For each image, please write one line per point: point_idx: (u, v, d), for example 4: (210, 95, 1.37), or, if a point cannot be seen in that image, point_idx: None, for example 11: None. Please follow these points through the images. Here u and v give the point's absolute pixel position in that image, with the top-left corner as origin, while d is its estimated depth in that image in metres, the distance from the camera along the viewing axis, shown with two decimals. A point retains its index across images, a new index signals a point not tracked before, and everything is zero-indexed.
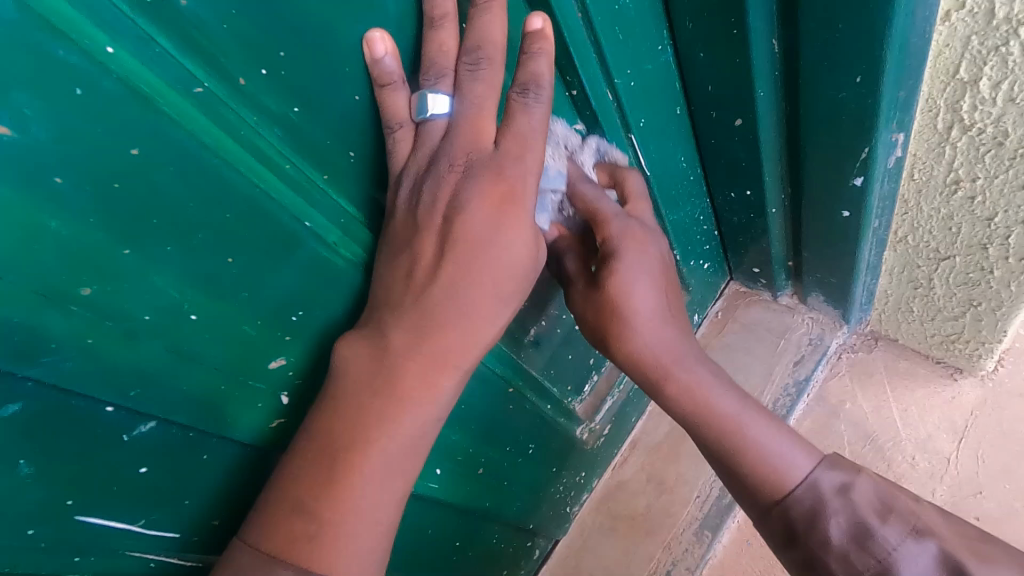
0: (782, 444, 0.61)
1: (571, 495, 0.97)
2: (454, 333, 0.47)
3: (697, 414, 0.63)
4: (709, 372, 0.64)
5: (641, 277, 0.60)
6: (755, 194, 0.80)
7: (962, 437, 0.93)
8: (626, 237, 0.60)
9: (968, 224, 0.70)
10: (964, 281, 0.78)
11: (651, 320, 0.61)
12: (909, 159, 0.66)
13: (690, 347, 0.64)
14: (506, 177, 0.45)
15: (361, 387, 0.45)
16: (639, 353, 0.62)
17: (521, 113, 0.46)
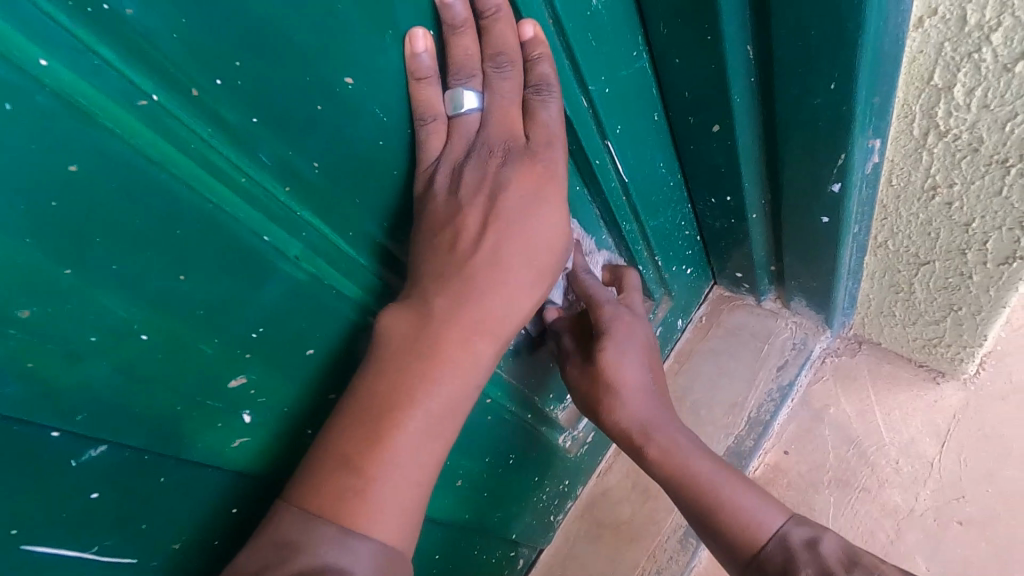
0: (753, 501, 0.63)
1: (555, 504, 0.96)
2: (496, 297, 0.49)
3: (675, 476, 0.66)
4: (685, 435, 0.68)
5: (630, 357, 0.67)
6: (735, 199, 0.79)
7: (945, 440, 0.93)
8: (620, 322, 0.66)
9: (947, 229, 0.69)
10: (944, 285, 0.78)
11: (638, 389, 0.67)
12: (886, 165, 0.66)
13: (666, 407, 0.69)
14: (540, 162, 0.50)
15: (403, 351, 0.47)
16: (626, 422, 0.67)
17: (539, 110, 0.50)
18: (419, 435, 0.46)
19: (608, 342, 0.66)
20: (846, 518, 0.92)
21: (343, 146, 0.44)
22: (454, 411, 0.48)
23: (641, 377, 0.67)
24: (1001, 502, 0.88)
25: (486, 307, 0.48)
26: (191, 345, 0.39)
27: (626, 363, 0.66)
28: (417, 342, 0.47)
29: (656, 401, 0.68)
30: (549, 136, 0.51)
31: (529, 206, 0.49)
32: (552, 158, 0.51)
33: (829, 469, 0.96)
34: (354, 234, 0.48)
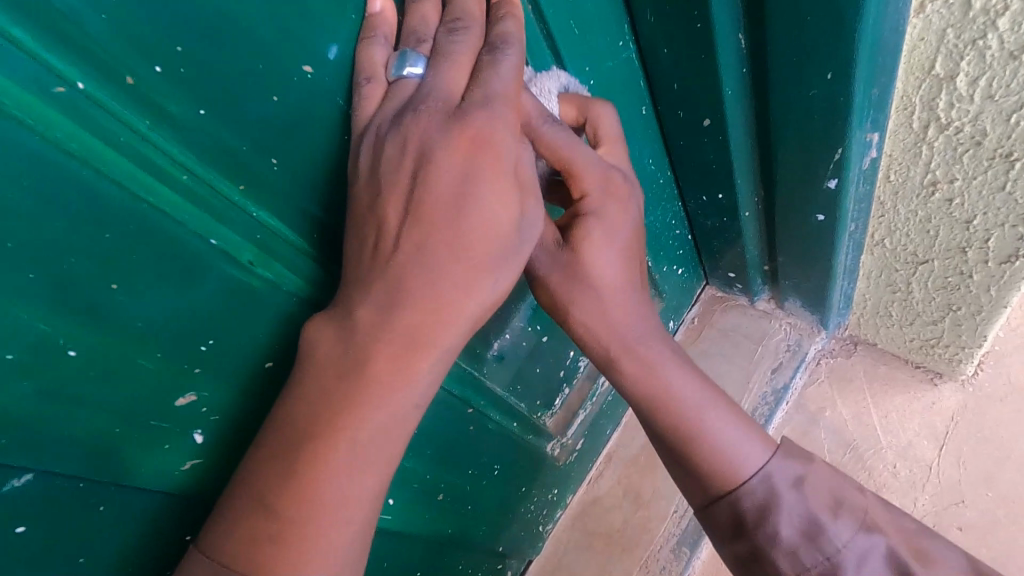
0: (734, 433, 0.53)
1: (544, 513, 0.92)
2: (431, 302, 0.40)
3: (648, 400, 0.54)
4: (671, 355, 0.55)
5: (611, 245, 0.51)
6: (727, 197, 0.76)
7: (943, 444, 0.91)
8: (604, 192, 0.51)
9: (947, 226, 0.67)
10: (942, 285, 0.75)
11: (618, 289, 0.52)
12: (885, 160, 0.63)
13: (649, 320, 0.55)
14: (473, 125, 0.39)
15: (327, 365, 0.40)
16: (598, 335, 0.54)
17: (488, 68, 0.41)
18: (334, 467, 0.39)
19: (588, 219, 0.50)
20: None
21: (303, 142, 0.40)
22: (382, 436, 0.40)
23: (619, 273, 0.52)
24: (1002, 507, 0.85)
25: (416, 315, 0.40)
26: (128, 358, 0.36)
27: (603, 255, 0.51)
28: (335, 362, 0.40)
29: (637, 309, 0.54)
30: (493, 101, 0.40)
31: (465, 192, 0.40)
32: (493, 131, 0.40)
33: None
34: (318, 236, 0.45)
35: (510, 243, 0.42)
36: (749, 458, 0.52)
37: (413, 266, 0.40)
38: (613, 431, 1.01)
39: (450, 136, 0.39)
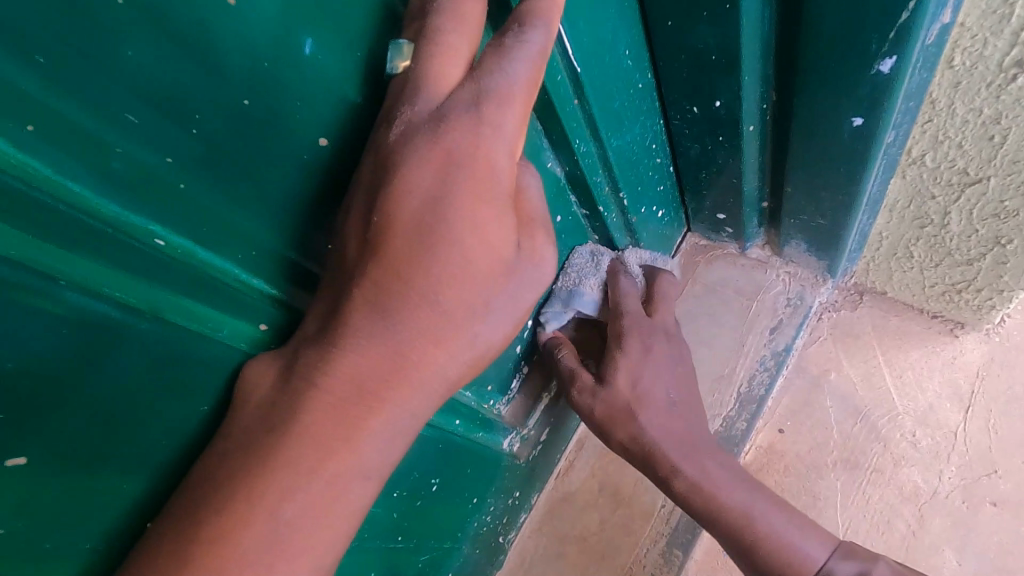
0: (793, 532, 0.58)
1: (504, 523, 0.74)
2: (397, 349, 0.36)
3: (705, 509, 0.60)
4: (727, 468, 0.62)
5: (647, 374, 0.64)
6: (727, 106, 0.57)
7: (969, 405, 0.77)
8: (634, 333, 0.65)
9: (1020, 127, 0.50)
10: (994, 212, 0.59)
11: (661, 412, 0.64)
12: (953, 33, 0.45)
13: (704, 436, 0.64)
14: (450, 135, 0.34)
15: (267, 408, 0.35)
16: (651, 445, 0.63)
17: (491, 56, 0.34)
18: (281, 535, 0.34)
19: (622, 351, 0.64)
20: (856, 509, 0.75)
21: None
22: (329, 510, 0.35)
23: (667, 395, 0.65)
24: None
25: (388, 358, 0.35)
26: None
27: (649, 376, 0.64)
28: (286, 406, 0.34)
29: (687, 426, 0.64)
30: (491, 103, 0.34)
31: (439, 217, 0.35)
32: (481, 143, 0.34)
33: (834, 449, 0.78)
34: (35, 135, 0.24)
35: (496, 279, 0.38)
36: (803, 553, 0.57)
37: (374, 298, 0.35)
38: None
39: (427, 136, 0.34)
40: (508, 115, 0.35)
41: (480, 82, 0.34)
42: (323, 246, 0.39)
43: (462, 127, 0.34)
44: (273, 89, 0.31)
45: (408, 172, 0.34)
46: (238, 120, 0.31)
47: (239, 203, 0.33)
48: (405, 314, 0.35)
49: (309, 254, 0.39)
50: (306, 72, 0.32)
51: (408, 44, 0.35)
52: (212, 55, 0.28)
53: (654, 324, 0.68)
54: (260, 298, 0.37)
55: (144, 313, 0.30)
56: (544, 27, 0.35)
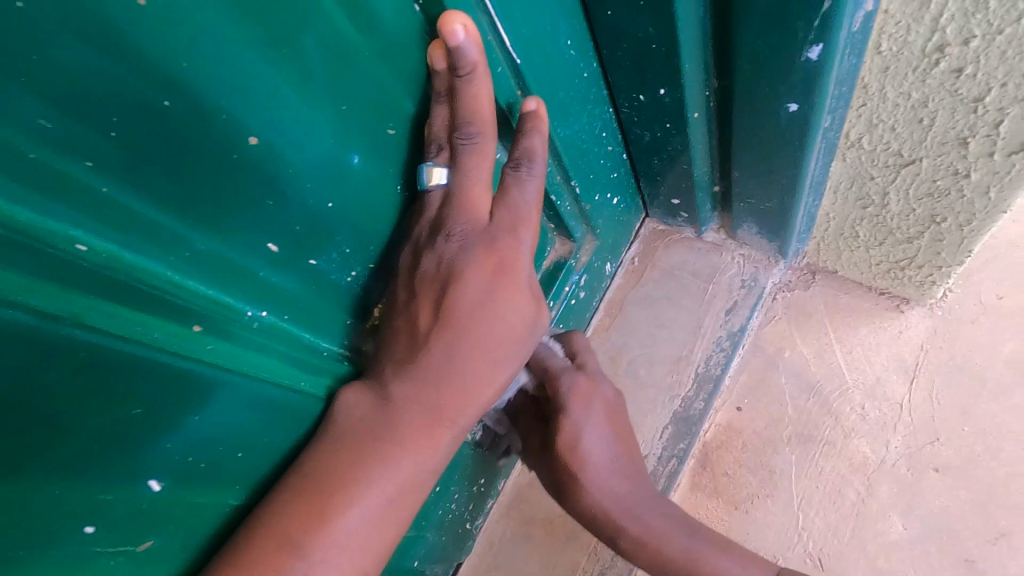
0: (735, 569, 0.60)
1: (470, 509, 0.76)
2: (465, 386, 0.47)
3: (642, 562, 0.63)
4: (664, 512, 0.64)
5: (593, 433, 0.64)
6: (671, 94, 0.58)
7: (914, 377, 0.80)
8: (575, 393, 0.65)
9: (946, 110, 0.52)
10: (928, 192, 0.61)
11: (605, 467, 0.64)
12: (878, 20, 0.46)
13: (643, 481, 0.65)
14: (498, 249, 0.48)
15: (360, 426, 0.44)
16: (594, 509, 0.64)
17: (514, 188, 0.48)
18: (371, 517, 0.42)
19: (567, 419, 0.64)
20: (807, 480, 0.78)
21: None
22: (414, 493, 0.44)
23: (605, 450, 0.65)
24: (980, 442, 0.76)
25: (457, 392, 0.46)
26: None
27: (591, 440, 0.64)
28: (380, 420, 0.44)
29: (626, 483, 0.64)
30: (518, 224, 0.49)
31: (494, 294, 0.48)
32: (518, 255, 0.49)
33: (788, 424, 0.81)
34: None
35: (525, 336, 0.50)
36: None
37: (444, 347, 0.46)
38: None
39: (482, 247, 0.47)
40: (528, 229, 0.49)
41: (508, 209, 0.48)
42: (264, 245, 0.40)
43: (506, 242, 0.48)
44: (188, 86, 0.31)
45: (471, 268, 0.47)
46: (155, 117, 0.30)
47: (156, 198, 0.32)
48: (471, 359, 0.47)
49: (250, 251, 0.39)
50: (227, 69, 0.33)
51: (439, 168, 0.47)
52: (124, 47, 0.28)
53: (592, 403, 0.65)
54: (196, 297, 0.36)
55: (61, 317, 0.28)
56: (541, 158, 0.48)
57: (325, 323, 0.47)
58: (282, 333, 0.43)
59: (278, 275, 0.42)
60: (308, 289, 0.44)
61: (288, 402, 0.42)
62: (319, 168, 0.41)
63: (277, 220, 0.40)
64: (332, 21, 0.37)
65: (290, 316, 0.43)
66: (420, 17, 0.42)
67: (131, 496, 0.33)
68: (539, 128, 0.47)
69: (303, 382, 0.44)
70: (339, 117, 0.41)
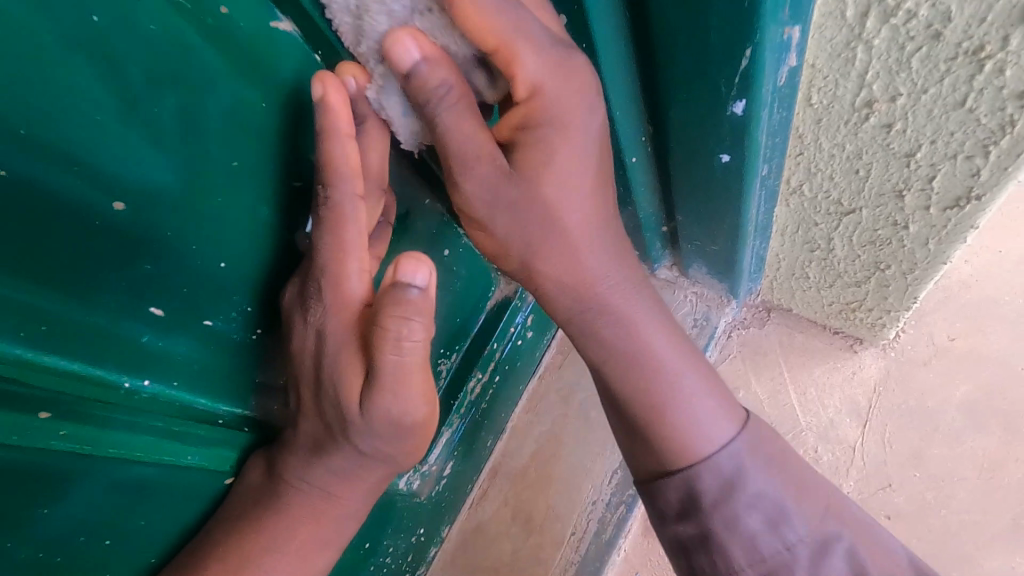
0: (707, 414, 0.51)
1: (409, 561, 0.73)
2: (336, 470, 0.46)
3: (618, 347, 0.53)
4: (648, 307, 0.53)
5: (570, 148, 0.44)
6: (606, 139, 0.57)
7: (866, 420, 0.79)
8: (553, 104, 0.41)
9: (880, 163, 0.50)
10: (870, 240, 0.60)
11: (585, 233, 0.49)
12: (805, 73, 0.45)
13: (628, 275, 0.53)
14: (312, 313, 0.43)
15: (252, 492, 0.45)
16: (567, 306, 0.52)
17: (326, 231, 0.42)
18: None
19: (545, 131, 0.42)
20: None
21: None
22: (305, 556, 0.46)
23: (597, 240, 0.50)
24: (932, 489, 0.75)
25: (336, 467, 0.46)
26: None
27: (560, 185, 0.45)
28: (267, 493, 0.45)
29: (612, 259, 0.51)
30: (334, 283, 0.42)
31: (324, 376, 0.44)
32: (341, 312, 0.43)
33: None
34: None
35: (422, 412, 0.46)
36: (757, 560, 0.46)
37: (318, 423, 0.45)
38: (496, 440, 0.83)
39: (301, 313, 0.44)
40: (353, 261, 0.43)
41: (323, 261, 0.42)
42: (147, 308, 0.37)
43: (318, 309, 0.43)
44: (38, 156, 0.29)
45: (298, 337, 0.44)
46: None
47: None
48: (332, 443, 0.45)
49: (125, 315, 0.36)
50: (84, 131, 0.30)
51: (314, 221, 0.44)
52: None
53: (507, 10, 0.36)
54: (56, 379, 0.33)
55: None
56: (346, 177, 0.40)
57: (224, 388, 0.44)
58: (166, 402, 0.40)
59: (166, 339, 0.39)
60: (202, 351, 0.41)
61: (169, 479, 0.41)
62: (217, 233, 0.39)
63: (162, 285, 0.37)
64: (219, 77, 0.35)
65: (179, 382, 0.40)
66: (320, 63, 0.41)
67: None
68: (330, 132, 0.39)
69: (193, 457, 0.42)
70: (232, 175, 0.38)
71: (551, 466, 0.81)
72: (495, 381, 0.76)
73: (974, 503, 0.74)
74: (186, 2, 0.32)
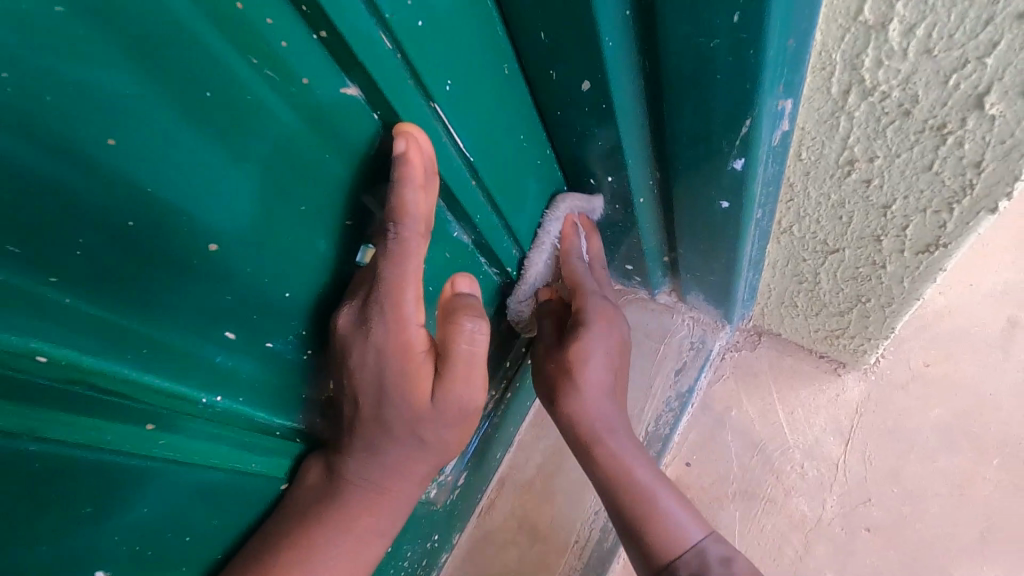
0: (681, 514, 0.65)
1: (423, 565, 0.78)
2: (392, 464, 0.53)
3: (609, 462, 0.68)
4: (633, 439, 0.70)
5: (598, 357, 0.69)
6: (618, 181, 0.63)
7: (849, 438, 0.85)
8: (600, 315, 0.70)
9: (861, 212, 0.57)
10: (852, 276, 0.67)
11: (597, 392, 0.69)
12: (796, 134, 0.52)
13: (623, 411, 0.71)
14: (371, 330, 0.49)
15: (315, 488, 0.51)
16: (580, 426, 0.69)
17: (390, 260, 0.47)
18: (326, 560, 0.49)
19: (581, 335, 0.69)
20: (750, 537, 0.82)
21: None
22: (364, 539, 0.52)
23: (602, 379, 0.70)
24: (908, 504, 0.81)
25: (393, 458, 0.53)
26: None
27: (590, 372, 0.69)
28: (330, 487, 0.51)
29: (614, 407, 0.70)
30: (397, 305, 0.49)
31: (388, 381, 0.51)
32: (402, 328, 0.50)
33: (733, 481, 0.85)
34: None
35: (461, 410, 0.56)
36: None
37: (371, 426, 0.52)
38: (504, 453, 0.88)
39: (359, 330, 0.49)
40: (413, 285, 0.49)
41: (384, 287, 0.48)
42: (223, 333, 0.42)
43: (383, 327, 0.49)
44: (154, 208, 0.34)
45: (353, 352, 0.49)
46: (115, 236, 0.33)
47: (110, 303, 0.34)
48: (389, 438, 0.52)
49: (205, 340, 0.41)
50: (189, 186, 0.35)
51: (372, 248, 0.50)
52: (92, 170, 0.31)
53: (590, 275, 0.73)
54: (149, 394, 0.38)
55: (19, 434, 0.32)
56: (413, 217, 0.47)
57: (277, 403, 0.49)
58: (233, 415, 0.45)
59: (234, 359, 0.44)
60: (263, 370, 0.46)
61: (233, 485, 0.46)
62: (284, 267, 0.44)
63: (238, 313, 0.42)
64: (296, 136, 0.40)
65: (243, 397, 0.45)
66: (378, 121, 0.45)
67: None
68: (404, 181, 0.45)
69: (254, 464, 0.47)
70: (300, 217, 0.43)
71: (556, 478, 0.86)
72: (506, 398, 0.81)
73: (946, 517, 0.80)
74: (277, 77, 0.37)
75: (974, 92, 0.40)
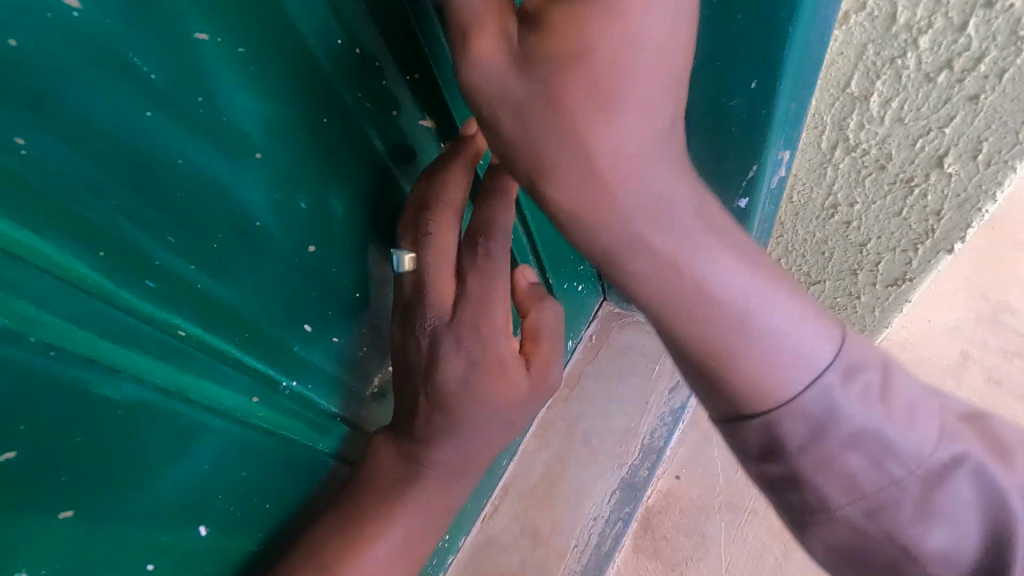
0: (801, 328, 0.39)
1: (430, 565, 0.81)
2: (469, 448, 0.53)
3: (666, 287, 0.37)
4: (702, 228, 0.36)
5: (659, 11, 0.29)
6: None
7: None
8: None
9: (841, 249, 0.66)
10: (830, 305, 0.76)
11: (637, 152, 0.32)
12: (790, 180, 0.61)
13: (699, 196, 0.37)
14: (465, 342, 0.49)
15: (389, 470, 0.52)
16: (603, 228, 0.35)
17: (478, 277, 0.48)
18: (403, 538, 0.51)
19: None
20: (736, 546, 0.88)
21: (63, 117, 0.28)
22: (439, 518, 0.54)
23: (651, 140, 0.32)
24: None
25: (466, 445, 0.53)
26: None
27: (617, 120, 0.31)
28: (406, 470, 0.52)
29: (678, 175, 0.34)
30: (488, 316, 0.49)
31: (480, 377, 0.50)
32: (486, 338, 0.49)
33: (719, 493, 0.91)
34: (105, 255, 0.32)
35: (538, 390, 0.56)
36: (858, 496, 0.40)
37: (451, 421, 0.51)
38: (509, 461, 0.94)
39: (448, 342, 0.49)
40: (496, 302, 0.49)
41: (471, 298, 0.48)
42: (303, 326, 0.47)
43: (476, 338, 0.49)
44: (279, 211, 0.40)
45: (445, 363, 0.49)
46: (244, 233, 0.39)
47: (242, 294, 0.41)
48: (471, 428, 0.52)
49: (292, 330, 0.46)
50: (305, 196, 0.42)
51: (405, 252, 0.48)
52: (244, 175, 0.37)
53: None
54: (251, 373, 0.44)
55: (171, 393, 0.38)
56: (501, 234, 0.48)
57: (340, 392, 0.54)
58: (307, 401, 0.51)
59: (310, 350, 0.49)
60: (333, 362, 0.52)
61: (301, 457, 0.52)
62: (361, 270, 0.50)
63: (321, 309, 0.48)
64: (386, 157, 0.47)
65: (315, 385, 0.51)
66: None
67: (184, 535, 0.43)
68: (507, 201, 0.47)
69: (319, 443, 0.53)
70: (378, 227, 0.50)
71: (557, 486, 0.93)
72: None
73: None
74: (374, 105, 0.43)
75: (935, 154, 0.50)
